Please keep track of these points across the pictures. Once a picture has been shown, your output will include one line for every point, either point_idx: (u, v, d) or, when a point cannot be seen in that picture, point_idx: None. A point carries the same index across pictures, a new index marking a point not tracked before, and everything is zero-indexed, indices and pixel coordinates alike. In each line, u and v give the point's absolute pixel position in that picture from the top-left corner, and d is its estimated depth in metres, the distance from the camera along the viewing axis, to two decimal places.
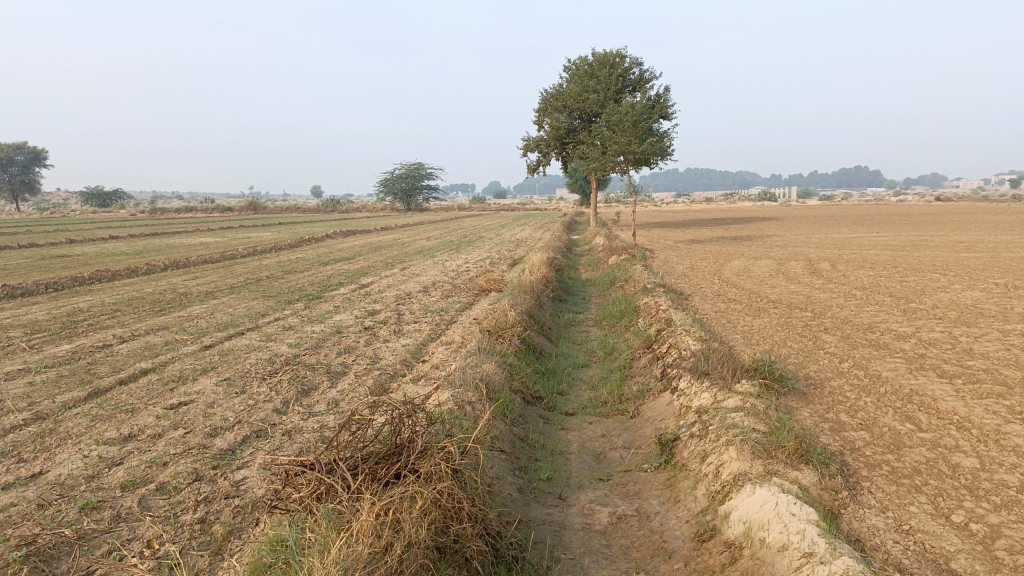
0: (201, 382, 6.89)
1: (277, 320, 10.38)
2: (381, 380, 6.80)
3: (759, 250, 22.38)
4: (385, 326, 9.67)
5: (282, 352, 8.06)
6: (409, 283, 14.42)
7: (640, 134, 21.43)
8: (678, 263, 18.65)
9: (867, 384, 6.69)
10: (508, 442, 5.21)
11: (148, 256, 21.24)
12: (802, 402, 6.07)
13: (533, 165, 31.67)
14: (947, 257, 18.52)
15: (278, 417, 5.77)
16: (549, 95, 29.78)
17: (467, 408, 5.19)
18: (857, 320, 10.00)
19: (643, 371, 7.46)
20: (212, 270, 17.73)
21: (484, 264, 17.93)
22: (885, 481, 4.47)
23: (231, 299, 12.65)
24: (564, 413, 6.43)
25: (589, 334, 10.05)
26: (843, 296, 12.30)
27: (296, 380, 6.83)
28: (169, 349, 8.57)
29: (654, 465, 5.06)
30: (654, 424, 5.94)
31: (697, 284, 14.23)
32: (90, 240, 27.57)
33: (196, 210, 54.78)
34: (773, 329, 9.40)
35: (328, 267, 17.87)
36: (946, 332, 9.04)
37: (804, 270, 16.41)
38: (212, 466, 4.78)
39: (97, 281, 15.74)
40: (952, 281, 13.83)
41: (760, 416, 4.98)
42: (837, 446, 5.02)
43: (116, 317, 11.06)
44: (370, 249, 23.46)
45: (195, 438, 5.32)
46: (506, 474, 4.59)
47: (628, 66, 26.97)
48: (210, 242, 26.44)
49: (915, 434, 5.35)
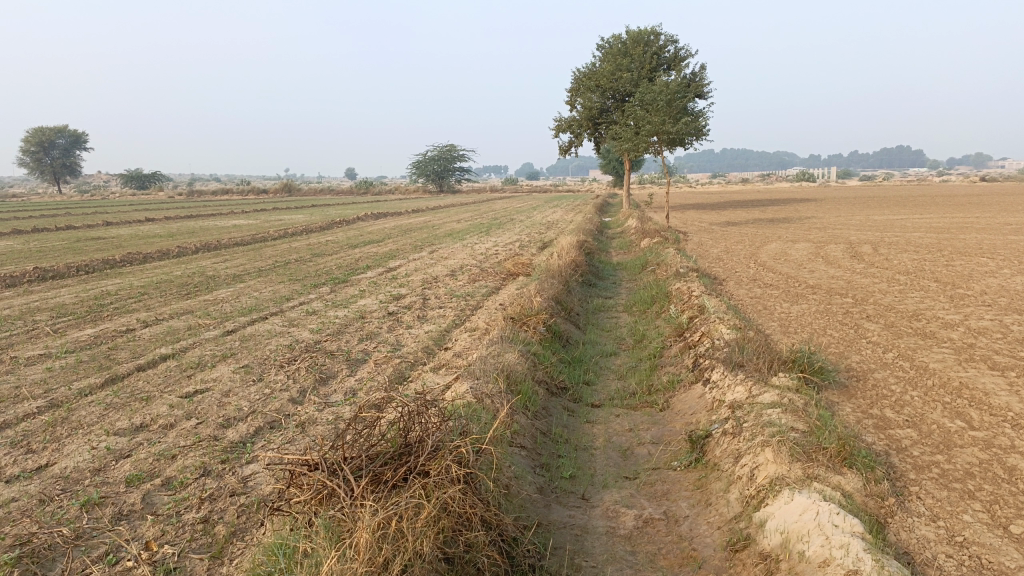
0: (219, 369, 6.74)
1: (302, 304, 10.24)
2: (402, 369, 6.59)
3: (797, 232, 21.78)
4: (409, 311, 9.46)
5: (303, 338, 7.88)
6: (437, 266, 14.22)
7: (673, 114, 20.94)
8: (713, 246, 18.22)
9: (913, 377, 6.30)
10: (530, 438, 4.96)
11: (180, 238, 21.34)
12: (843, 396, 5.71)
13: (565, 147, 31.25)
14: (995, 240, 17.79)
15: (292, 408, 5.58)
16: (582, 74, 29.30)
17: (486, 402, 4.94)
18: (902, 307, 9.54)
19: (674, 361, 7.14)
20: (242, 252, 17.74)
21: (513, 246, 17.68)
22: (935, 486, 4.12)
23: (257, 282, 12.54)
24: (590, 404, 6.17)
25: (619, 320, 9.75)
26: (886, 281, 11.82)
27: (315, 368, 6.64)
28: (191, 334, 8.46)
29: (683, 464, 4.77)
30: (685, 418, 5.64)
31: (732, 268, 13.83)
32: (126, 222, 27.85)
33: (231, 192, 55.21)
34: (811, 317, 8.99)
35: (357, 250, 17.76)
36: (996, 321, 8.56)
37: (845, 253, 15.85)
38: (222, 460, 4.60)
39: (128, 264, 15.79)
40: (1001, 266, 13.22)
41: (799, 413, 4.65)
42: (881, 446, 4.68)
43: (143, 300, 11.02)
44: (400, 231, 23.33)
45: (206, 430, 5.16)
46: (525, 473, 4.34)
47: (663, 44, 26.38)
48: (242, 224, 26.58)
49: (967, 432, 4.98)
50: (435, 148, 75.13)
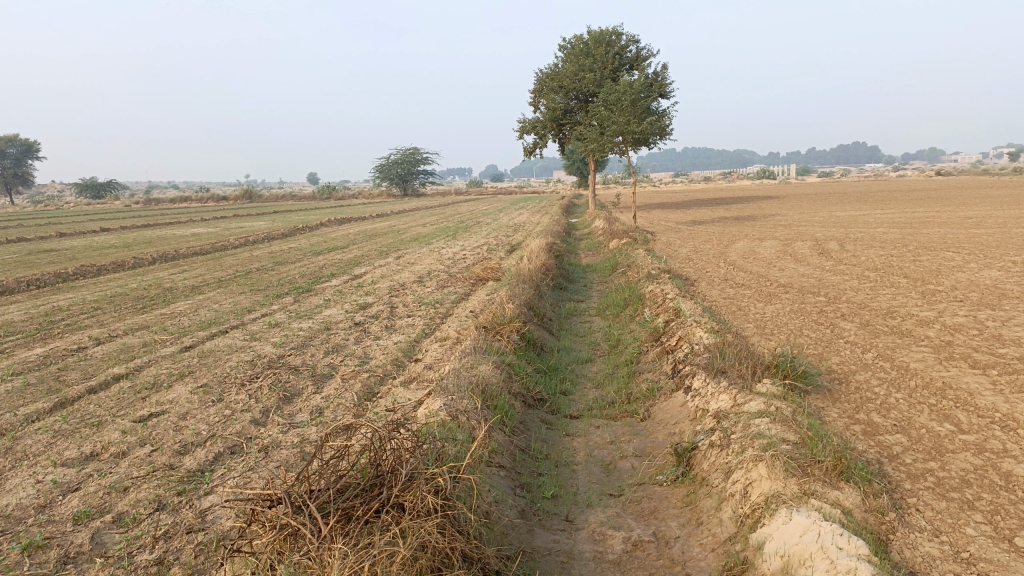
0: (176, 389, 6.37)
1: (264, 316, 9.86)
2: (371, 384, 6.29)
3: (763, 230, 21.81)
4: (376, 321, 9.13)
5: (265, 353, 7.53)
6: (403, 272, 13.91)
7: (638, 114, 20.85)
8: (682, 246, 18.16)
9: (895, 378, 6.17)
10: (508, 456, 4.71)
11: (137, 249, 20.70)
12: (828, 401, 5.56)
13: (529, 148, 31.08)
14: (957, 234, 17.97)
15: (255, 430, 5.26)
16: (545, 75, 29.12)
17: (461, 419, 4.67)
18: (875, 305, 9.46)
19: (652, 367, 6.95)
20: (202, 262, 17.21)
21: (481, 250, 17.43)
22: (932, 496, 3.96)
23: (217, 294, 12.09)
24: (568, 416, 5.94)
25: (592, 325, 9.55)
26: (856, 278, 11.78)
27: (279, 385, 6.31)
28: (147, 351, 8.05)
29: (669, 478, 4.56)
30: (668, 428, 5.45)
31: (702, 268, 13.72)
32: (80, 232, 27.01)
33: (190, 200, 54.13)
34: (786, 317, 8.87)
35: (320, 258, 17.33)
36: (970, 317, 8.50)
37: (812, 251, 15.86)
38: (178, 492, 4.28)
39: (81, 276, 15.20)
40: (967, 260, 13.29)
41: (789, 422, 4.47)
42: (873, 454, 4.52)
43: (95, 316, 10.53)
44: (364, 237, 22.92)
45: (162, 457, 4.83)
46: (506, 495, 4.09)
47: (625, 44, 26.31)
48: (202, 232, 25.97)
49: (957, 436, 4.84)
50: (398, 151, 74.60)
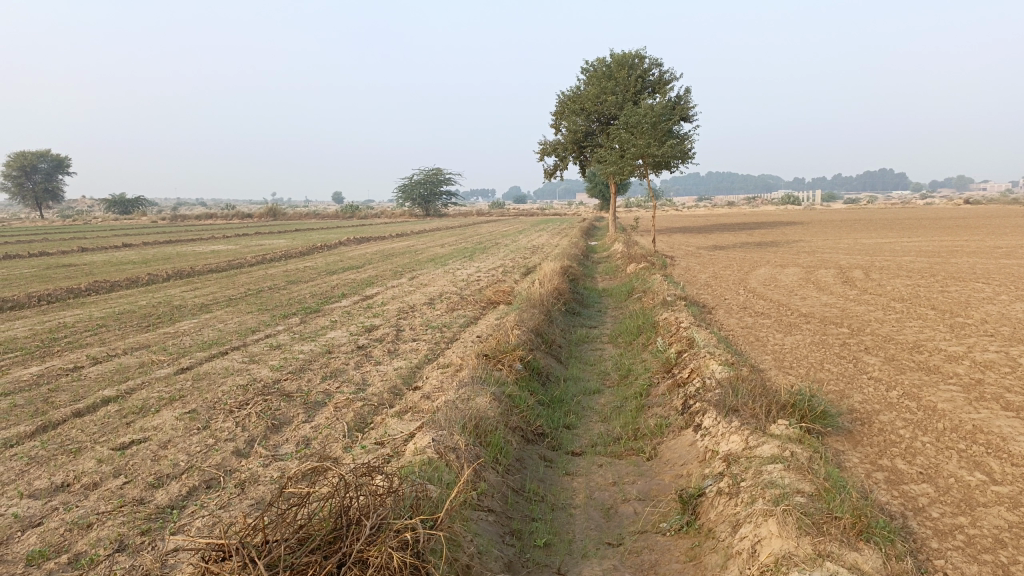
0: (162, 415, 6.11)
1: (267, 338, 9.60)
2: (363, 413, 5.99)
3: (785, 257, 21.36)
4: (380, 345, 8.85)
5: (261, 377, 7.26)
6: (415, 294, 13.66)
7: (659, 137, 20.56)
8: (701, 271, 17.78)
9: (921, 419, 5.75)
10: (500, 499, 4.39)
11: (153, 265, 20.68)
12: (849, 445, 5.17)
13: (550, 170, 30.87)
14: (987, 264, 17.42)
15: (235, 462, 4.97)
16: (567, 97, 28.94)
17: (449, 458, 4.36)
18: (901, 338, 9.02)
19: (661, 401, 6.59)
20: (215, 280, 17.08)
21: (496, 272, 17.15)
22: (962, 558, 3.57)
23: (225, 313, 11.89)
24: (570, 452, 5.60)
25: (603, 352, 9.20)
26: (881, 309, 11.33)
27: (268, 413, 6.03)
28: (142, 373, 7.83)
29: (673, 527, 4.21)
30: (675, 469, 5.09)
31: (721, 295, 13.34)
32: (101, 248, 27.11)
33: (215, 216, 54.58)
34: (806, 350, 8.45)
35: (334, 277, 17.17)
36: (1002, 353, 8.05)
37: (836, 279, 15.41)
38: (142, 531, 4.00)
39: (94, 292, 15.12)
40: (998, 291, 12.79)
41: (804, 469, 4.09)
42: (897, 507, 4.13)
43: (98, 334, 10.36)
44: (381, 257, 22.77)
45: (134, 491, 4.55)
46: (492, 545, 3.76)
47: (647, 67, 26.06)
48: (221, 250, 25.95)
49: (989, 487, 4.44)
50: (422, 172, 74.98)
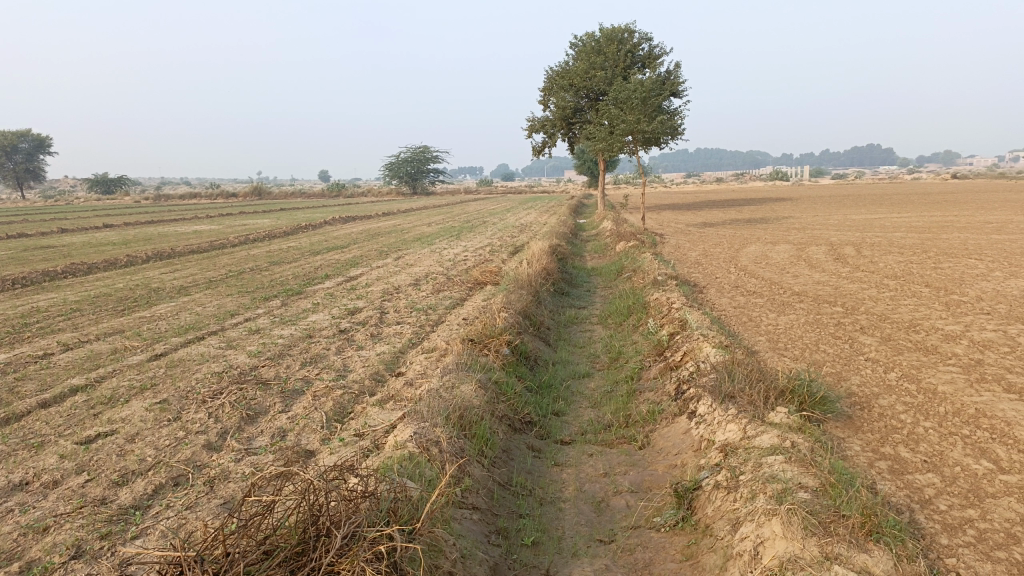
0: (132, 406, 5.83)
1: (246, 321, 9.30)
2: (343, 402, 5.74)
3: (776, 234, 21.19)
4: (363, 329, 8.57)
5: (237, 364, 6.98)
6: (400, 275, 13.35)
7: (648, 112, 20.24)
8: (692, 249, 17.57)
9: (922, 403, 5.55)
10: (485, 495, 4.15)
11: (134, 246, 20.25)
12: (849, 432, 4.96)
13: (538, 147, 30.48)
14: (978, 240, 17.27)
15: (205, 457, 4.71)
16: (555, 73, 28.50)
17: (431, 454, 4.11)
18: (896, 317, 8.82)
19: (653, 386, 6.36)
20: (196, 261, 16.71)
21: (483, 252, 16.85)
22: (975, 556, 3.36)
23: (204, 296, 11.55)
24: (558, 441, 5.37)
25: (593, 334, 8.96)
26: (875, 287, 11.14)
27: (242, 403, 5.76)
28: (114, 360, 7.53)
29: (666, 522, 3.99)
30: (669, 459, 4.88)
31: (712, 274, 13.13)
32: (82, 229, 26.57)
33: (200, 196, 53.81)
34: (801, 330, 8.24)
35: (319, 258, 16.82)
36: (1001, 332, 7.84)
37: (828, 256, 15.23)
38: (101, 535, 3.73)
39: (71, 275, 14.72)
40: (991, 268, 12.62)
41: (806, 461, 3.87)
42: (902, 499, 3.92)
43: (72, 318, 10.02)
44: (366, 236, 22.38)
45: (96, 490, 4.29)
46: (476, 546, 3.52)
47: (637, 42, 25.66)
48: (204, 230, 25.46)
49: (997, 476, 4.23)
50: (409, 150, 74.22)
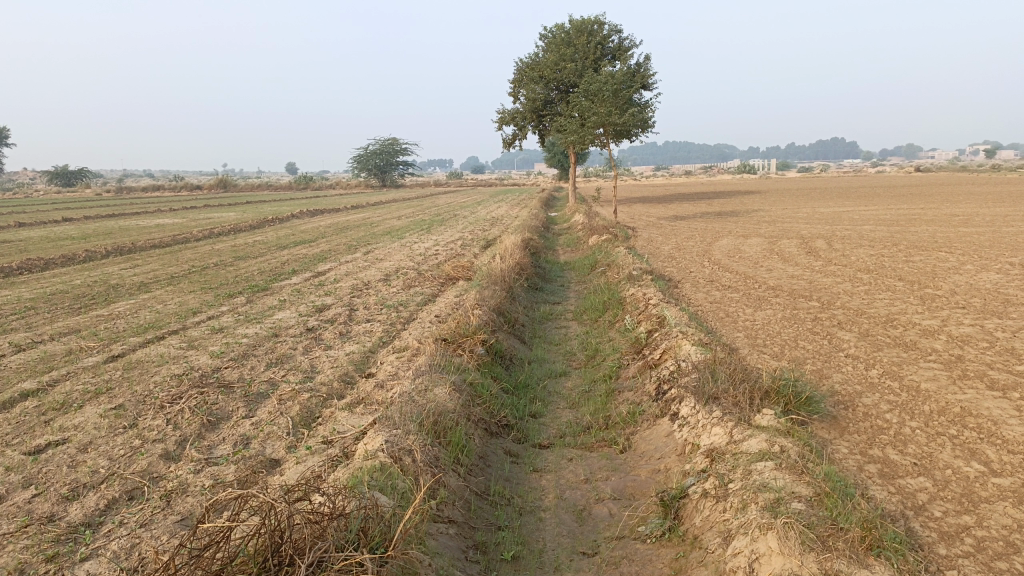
0: (86, 412, 5.50)
1: (209, 320, 8.95)
2: (310, 406, 5.47)
3: (747, 226, 21.21)
4: (331, 327, 8.29)
5: (198, 365, 6.67)
6: (370, 270, 13.04)
7: (619, 104, 20.08)
8: (665, 243, 17.48)
9: (907, 402, 5.44)
10: (461, 507, 3.93)
11: (93, 241, 19.61)
12: (835, 433, 4.83)
13: (508, 140, 30.20)
14: (946, 233, 17.40)
15: (163, 469, 4.43)
16: (525, 65, 28.24)
17: (404, 464, 3.88)
18: (873, 312, 8.75)
19: (632, 385, 6.18)
20: (158, 256, 16.21)
21: (454, 246, 16.60)
22: (976, 568, 3.22)
23: (165, 293, 11.14)
24: (536, 445, 5.16)
25: (568, 331, 8.78)
26: (850, 281, 11.08)
27: (202, 408, 5.46)
28: (67, 362, 7.16)
29: (652, 533, 3.81)
30: (651, 463, 4.70)
31: (686, 268, 13.04)
32: (39, 222, 25.81)
33: (164, 188, 52.70)
34: (778, 326, 8.12)
35: (285, 252, 16.40)
36: (978, 327, 7.80)
37: (800, 249, 15.21)
38: (47, 557, 3.44)
39: (26, 271, 14.16)
40: (962, 261, 12.67)
41: (798, 469, 3.70)
42: (896, 506, 3.78)
43: (25, 317, 9.57)
44: (334, 230, 21.99)
45: (43, 505, 3.99)
46: (453, 565, 3.31)
47: (607, 33, 25.50)
48: (167, 223, 24.84)
49: (989, 480, 4.11)
50: (377, 142, 73.30)
